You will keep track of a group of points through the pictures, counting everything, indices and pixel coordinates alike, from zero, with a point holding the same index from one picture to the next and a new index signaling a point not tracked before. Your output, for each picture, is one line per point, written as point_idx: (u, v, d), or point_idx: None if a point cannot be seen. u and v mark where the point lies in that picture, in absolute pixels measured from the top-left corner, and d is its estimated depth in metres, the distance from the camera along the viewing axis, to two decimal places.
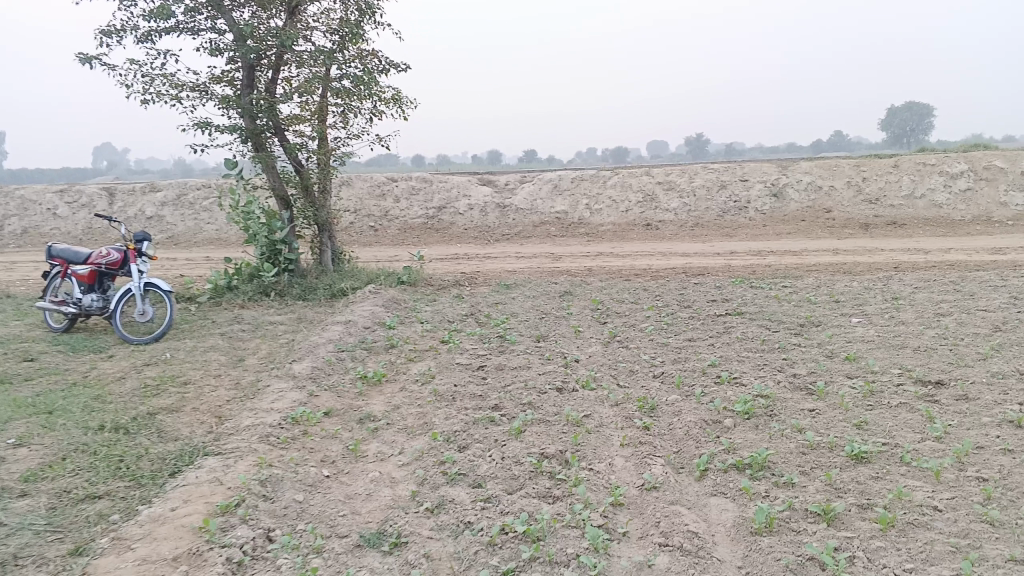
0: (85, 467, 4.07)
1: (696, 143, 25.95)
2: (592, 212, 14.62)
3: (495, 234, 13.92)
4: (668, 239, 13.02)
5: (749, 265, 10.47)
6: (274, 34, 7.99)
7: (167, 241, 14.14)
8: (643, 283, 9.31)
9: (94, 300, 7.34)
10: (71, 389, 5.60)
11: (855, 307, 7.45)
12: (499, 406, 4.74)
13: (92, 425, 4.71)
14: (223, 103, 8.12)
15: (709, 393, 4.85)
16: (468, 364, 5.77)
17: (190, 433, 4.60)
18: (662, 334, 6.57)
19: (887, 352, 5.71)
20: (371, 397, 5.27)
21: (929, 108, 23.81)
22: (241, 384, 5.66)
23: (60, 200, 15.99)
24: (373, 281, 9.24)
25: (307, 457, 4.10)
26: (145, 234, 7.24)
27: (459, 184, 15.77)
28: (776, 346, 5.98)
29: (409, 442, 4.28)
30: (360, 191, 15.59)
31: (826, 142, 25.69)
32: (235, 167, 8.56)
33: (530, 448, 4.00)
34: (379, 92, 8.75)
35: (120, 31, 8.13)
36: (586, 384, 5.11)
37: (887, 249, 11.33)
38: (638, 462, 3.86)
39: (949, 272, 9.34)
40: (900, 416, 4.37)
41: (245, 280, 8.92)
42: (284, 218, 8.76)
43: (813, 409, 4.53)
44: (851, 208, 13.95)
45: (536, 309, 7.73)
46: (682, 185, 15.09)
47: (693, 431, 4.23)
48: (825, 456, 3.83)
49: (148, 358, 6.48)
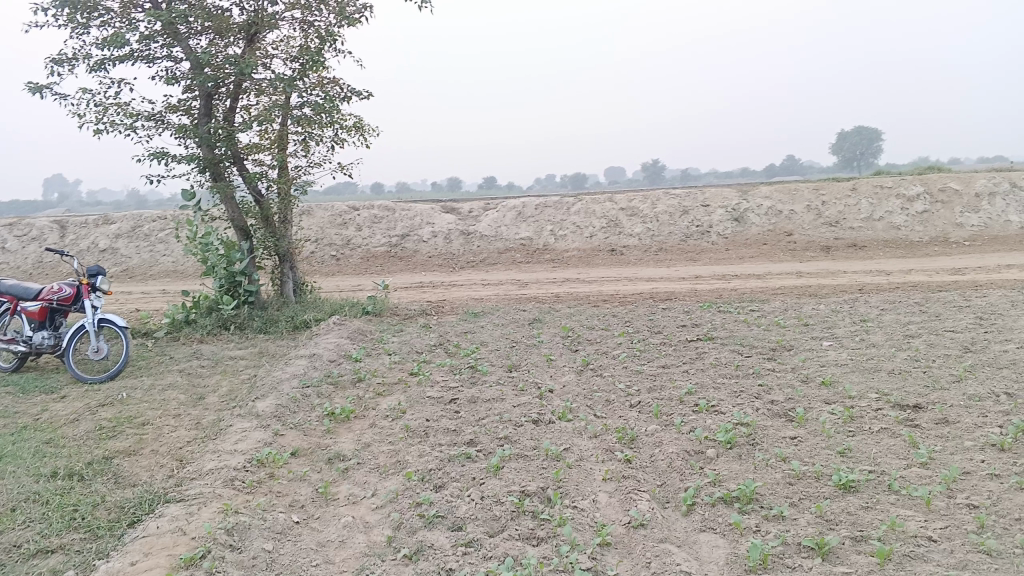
0: (36, 519, 3.82)
1: (654, 169, 26.19)
2: (556, 238, 14.59)
3: (460, 262, 13.78)
4: (634, 265, 13.01)
5: (715, 289, 10.47)
6: (232, 62, 7.82)
7: (121, 275, 13.76)
8: (611, 309, 9.24)
9: (45, 338, 7.05)
10: (21, 433, 5.31)
11: (825, 330, 7.44)
12: (475, 442, 4.59)
13: (44, 472, 4.45)
14: (179, 132, 7.92)
15: (689, 422, 4.75)
16: (439, 397, 5.60)
17: (149, 479, 4.36)
18: (636, 361, 6.47)
19: (862, 376, 5.68)
20: (340, 435, 5.07)
21: (878, 132, 24.35)
22: (202, 424, 5.43)
23: (8, 234, 15.51)
24: (337, 311, 9.03)
25: (275, 502, 3.90)
26: (99, 268, 6.98)
27: (422, 212, 15.62)
28: (751, 372, 5.91)
29: (382, 483, 4.10)
30: (321, 220, 15.37)
31: (780, 166, 26.12)
32: (192, 198, 8.33)
33: (510, 485, 3.85)
34: (340, 119, 8.61)
35: (71, 59, 7.91)
36: (563, 415, 4.97)
37: (850, 271, 11.44)
38: (622, 497, 3.73)
39: (913, 293, 9.42)
40: (883, 442, 4.31)
41: (203, 313, 8.66)
42: (243, 249, 8.53)
43: (794, 436, 4.45)
44: (812, 230, 14.11)
45: (506, 338, 7.59)
46: (645, 211, 15.14)
47: (676, 463, 4.12)
48: (813, 486, 3.74)
49: (102, 398, 6.20)
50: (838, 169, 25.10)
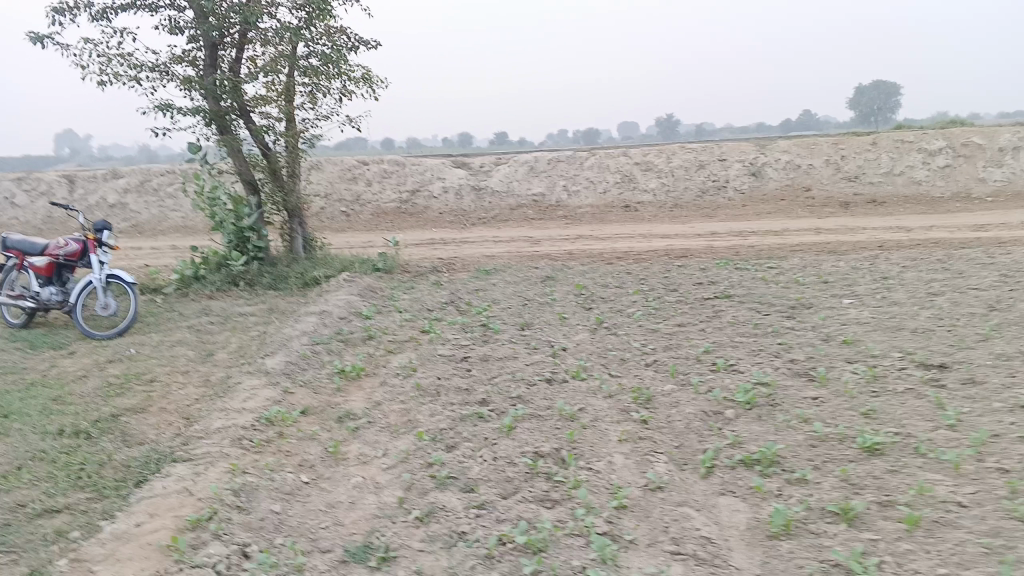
0: (42, 478, 3.75)
1: (667, 124, 25.79)
2: (569, 194, 14.37)
3: (471, 219, 13.61)
4: (648, 221, 12.81)
5: (732, 246, 10.28)
6: (237, 11, 7.60)
7: (131, 230, 13.68)
8: (626, 266, 9.09)
9: (53, 294, 6.97)
10: (29, 390, 5.25)
11: (844, 288, 7.26)
12: (487, 401, 4.49)
13: (51, 430, 4.38)
14: (185, 84, 7.74)
15: (707, 381, 4.62)
16: (451, 355, 5.50)
17: (157, 437, 4.28)
18: (651, 319, 6.34)
19: (885, 335, 5.53)
20: (350, 393, 4.98)
21: (896, 86, 23.82)
22: (211, 382, 5.35)
23: (18, 189, 15.41)
24: (347, 268, 8.91)
25: (283, 462, 3.82)
26: (105, 223, 6.86)
27: (433, 167, 15.42)
28: (770, 331, 5.77)
29: (393, 443, 4.01)
30: (331, 175, 15.18)
31: (795, 122, 25.68)
32: (199, 152, 8.18)
33: (523, 446, 3.75)
34: (348, 70, 8.41)
35: (73, 8, 7.71)
36: (577, 374, 4.86)
37: (869, 228, 11.21)
38: (639, 459, 3.63)
39: (935, 250, 9.21)
40: (908, 403, 4.18)
41: (212, 269, 8.52)
42: (252, 204, 8.38)
43: (816, 397, 4.32)
44: (830, 186, 13.84)
45: (519, 295, 7.47)
46: (660, 166, 14.88)
47: (694, 424, 4.00)
48: (837, 449, 3.62)
49: (111, 354, 6.13)
50: (854, 124, 24.62)
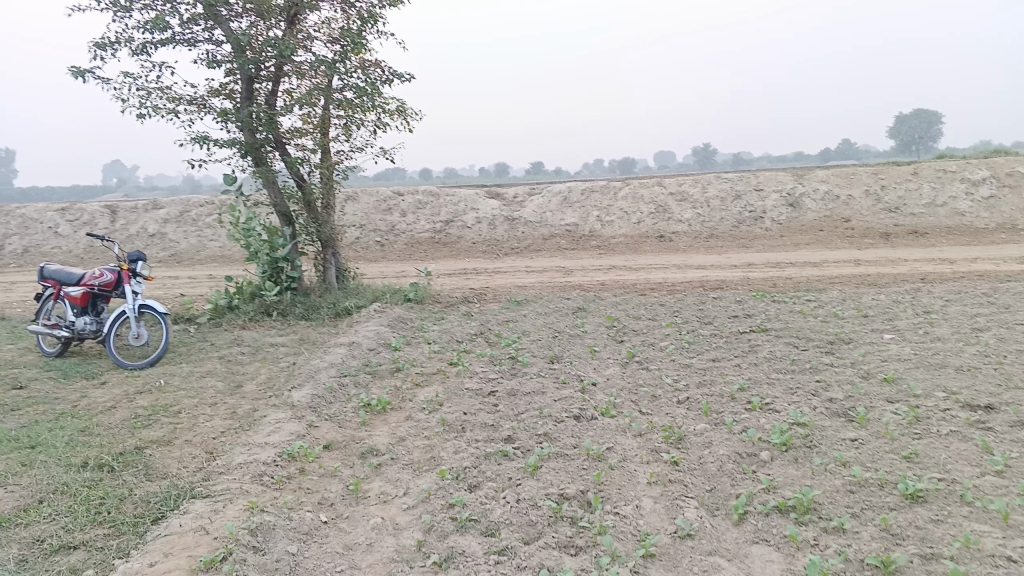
0: (62, 512, 3.72)
1: (704, 153, 25.64)
2: (603, 224, 14.28)
3: (504, 248, 13.57)
4: (683, 252, 12.65)
5: (769, 278, 10.08)
6: (273, 44, 7.68)
7: (169, 259, 13.86)
8: (659, 298, 8.95)
9: (87, 324, 7.02)
10: (58, 420, 5.26)
11: (885, 323, 7.05)
12: (512, 438, 4.38)
13: (75, 463, 4.36)
14: (221, 116, 7.83)
15: (741, 421, 4.47)
16: (478, 389, 5.41)
17: (179, 471, 4.24)
18: (685, 354, 6.20)
19: (928, 372, 5.33)
20: (375, 427, 4.91)
21: (938, 115, 23.43)
22: (237, 414, 5.32)
23: (62, 219, 15.74)
24: (379, 298, 8.89)
25: (303, 500, 3.74)
26: (139, 253, 6.92)
27: (467, 197, 15.45)
28: (807, 367, 5.59)
29: (415, 481, 3.92)
30: (366, 205, 15.28)
31: (834, 151, 25.37)
32: (234, 183, 8.25)
33: (548, 488, 3.63)
34: (382, 103, 8.45)
35: (114, 43, 7.87)
36: (606, 411, 4.74)
37: (911, 259, 10.94)
38: (668, 504, 3.49)
39: (979, 283, 8.95)
40: (953, 446, 3.99)
41: (246, 299, 8.56)
42: (286, 234, 8.42)
43: (855, 438, 4.15)
44: (871, 217, 13.56)
45: (550, 327, 7.37)
46: (696, 196, 14.72)
47: (727, 466, 3.85)
48: (877, 496, 3.45)
49: (141, 385, 6.14)
50: (895, 154, 24.25)
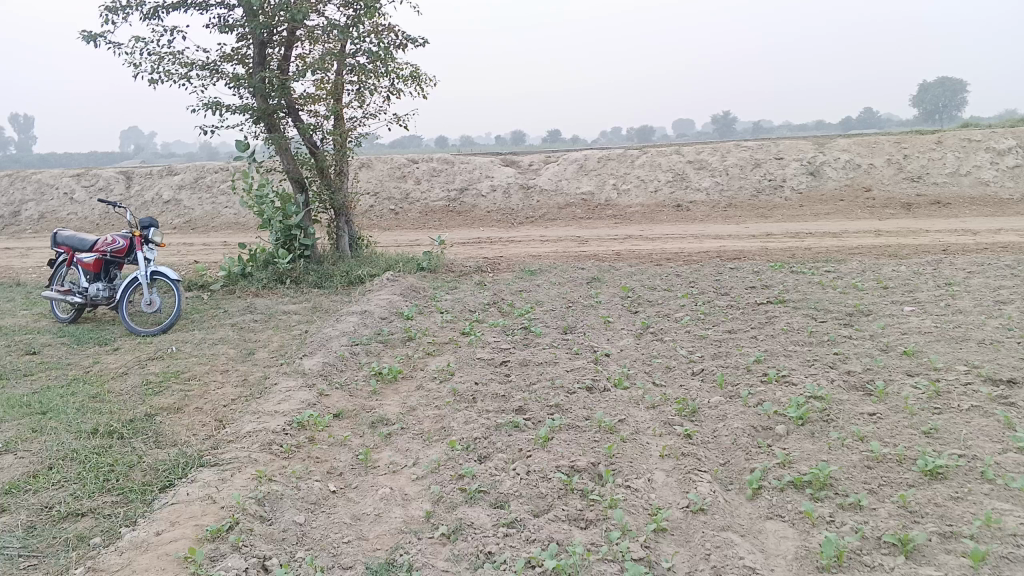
0: (71, 479, 3.71)
1: (723, 121, 25.31)
2: (619, 193, 14.13)
3: (519, 217, 13.45)
4: (700, 221, 12.49)
5: (787, 248, 9.95)
6: (285, 8, 7.55)
7: (184, 226, 13.85)
8: (675, 268, 8.85)
9: (100, 290, 7.00)
10: (70, 386, 5.25)
11: (905, 294, 6.92)
12: (524, 409, 4.33)
13: (85, 429, 4.35)
14: (234, 82, 7.73)
15: (757, 394, 4.39)
16: (490, 360, 5.36)
17: (188, 439, 4.22)
18: (700, 325, 6.11)
19: (949, 346, 5.21)
20: (386, 396, 4.87)
21: (962, 83, 22.95)
22: (248, 382, 5.29)
23: (77, 184, 15.77)
24: (392, 266, 8.84)
25: (312, 469, 3.71)
26: (151, 220, 6.87)
27: (482, 165, 15.32)
28: (826, 340, 5.49)
29: (424, 451, 3.87)
30: (381, 172, 15.18)
31: (856, 119, 25.00)
32: (247, 149, 8.17)
33: (559, 460, 3.57)
34: (396, 69, 8.32)
35: (125, 7, 7.77)
36: (619, 383, 4.68)
37: (933, 230, 10.74)
38: (681, 478, 3.42)
39: (1003, 254, 8.77)
40: (974, 422, 3.89)
41: (260, 266, 8.49)
42: (299, 202, 8.34)
43: (873, 413, 4.06)
44: (892, 186, 13.33)
45: (563, 297, 7.30)
46: (714, 164, 14.51)
47: (741, 439, 3.79)
48: (895, 472, 3.37)
49: (152, 352, 6.12)
50: (918, 122, 23.84)
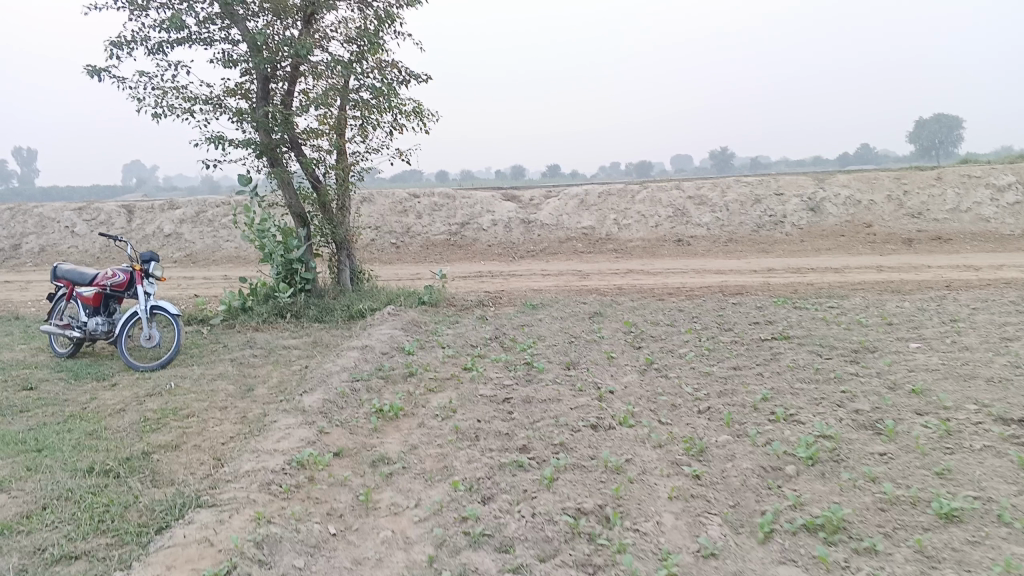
0: (65, 519, 3.63)
1: (721, 157, 25.45)
2: (620, 227, 14.13)
3: (520, 252, 13.43)
4: (701, 256, 12.47)
5: (789, 284, 9.91)
6: (289, 44, 7.59)
7: (184, 259, 13.83)
8: (678, 303, 8.80)
9: (99, 324, 6.94)
10: (66, 423, 5.18)
11: (910, 331, 6.86)
12: (528, 448, 4.25)
13: (81, 468, 4.27)
14: (237, 116, 7.74)
15: (765, 433, 4.31)
16: (493, 396, 5.28)
17: (186, 478, 4.14)
18: (705, 361, 6.04)
19: (957, 384, 5.15)
20: (387, 434, 4.80)
21: (959, 120, 23.11)
22: (247, 419, 5.21)
23: (78, 218, 15.78)
24: (393, 301, 8.80)
25: (312, 510, 3.63)
26: (151, 254, 6.84)
27: (483, 199, 15.34)
28: (832, 377, 5.42)
29: (427, 492, 3.79)
30: (382, 207, 15.20)
31: (853, 155, 25.15)
32: (249, 184, 8.16)
33: (565, 502, 3.49)
34: (399, 104, 8.35)
35: (130, 42, 7.81)
36: (624, 421, 4.61)
37: (934, 266, 10.72)
38: (690, 521, 3.35)
39: (1007, 291, 8.73)
40: (987, 463, 3.82)
41: (260, 300, 8.44)
42: (301, 236, 8.32)
43: (884, 453, 3.99)
44: (893, 222, 13.33)
45: (566, 332, 7.24)
46: (715, 200, 14.54)
47: (751, 480, 3.71)
48: (909, 514, 3.30)
49: (151, 387, 6.04)
50: (916, 158, 23.95)
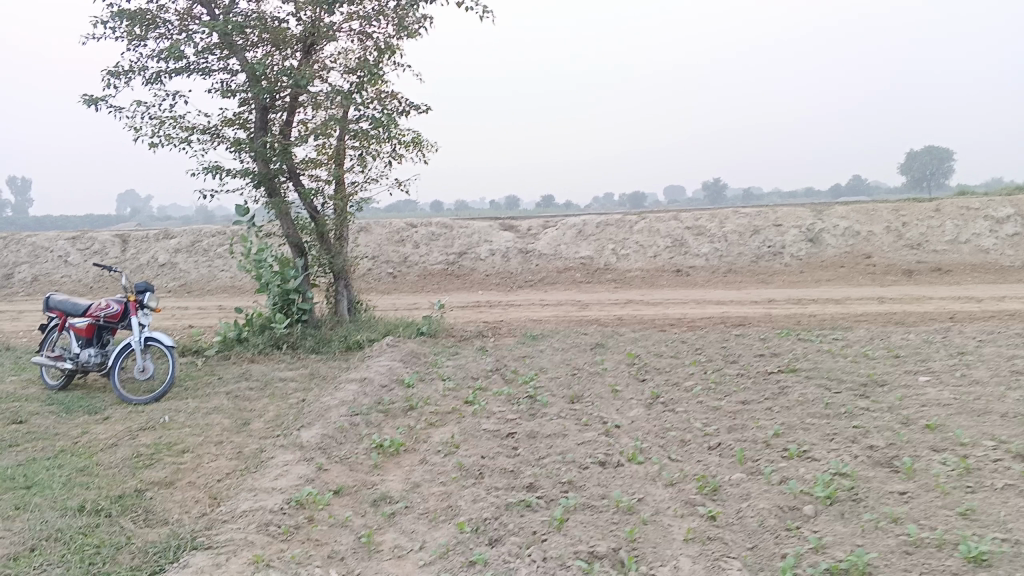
0: (54, 562, 3.47)
1: (715, 188, 25.51)
2: (618, 257, 14.06)
3: (518, 281, 13.34)
4: (701, 287, 12.39)
5: (791, 315, 9.82)
6: (288, 73, 7.52)
7: (179, 289, 13.69)
8: (680, 334, 8.69)
9: (91, 356, 6.78)
10: (56, 458, 5.01)
11: (918, 364, 6.76)
12: (535, 486, 4.11)
13: (71, 506, 4.11)
14: (235, 146, 7.66)
15: (780, 471, 4.19)
16: (496, 432, 5.14)
17: (180, 519, 3.98)
18: (712, 395, 5.92)
19: (972, 419, 5.03)
20: (388, 471, 4.65)
21: (950, 152, 23.23)
22: (243, 455, 5.06)
23: (72, 247, 15.66)
24: (391, 332, 8.66)
25: (312, 553, 3.48)
26: (146, 284, 6.70)
27: (481, 230, 15.28)
28: (843, 412, 5.30)
29: (431, 534, 3.64)
30: (379, 237, 15.11)
31: (846, 186, 25.24)
32: (247, 214, 8.06)
33: (577, 545, 3.35)
34: (399, 134, 8.29)
35: (128, 71, 7.76)
36: (633, 457, 4.47)
37: (936, 297, 10.65)
38: (708, 565, 3.22)
39: (1011, 323, 8.65)
40: (1011, 502, 3.70)
41: (256, 331, 8.31)
42: (298, 266, 8.19)
43: (904, 492, 3.86)
44: (893, 253, 13.29)
45: (568, 364, 7.11)
46: (713, 231, 14.49)
47: (769, 521, 3.58)
48: (937, 558, 3.17)
49: (144, 421, 5.88)
50: (908, 190, 24.03)
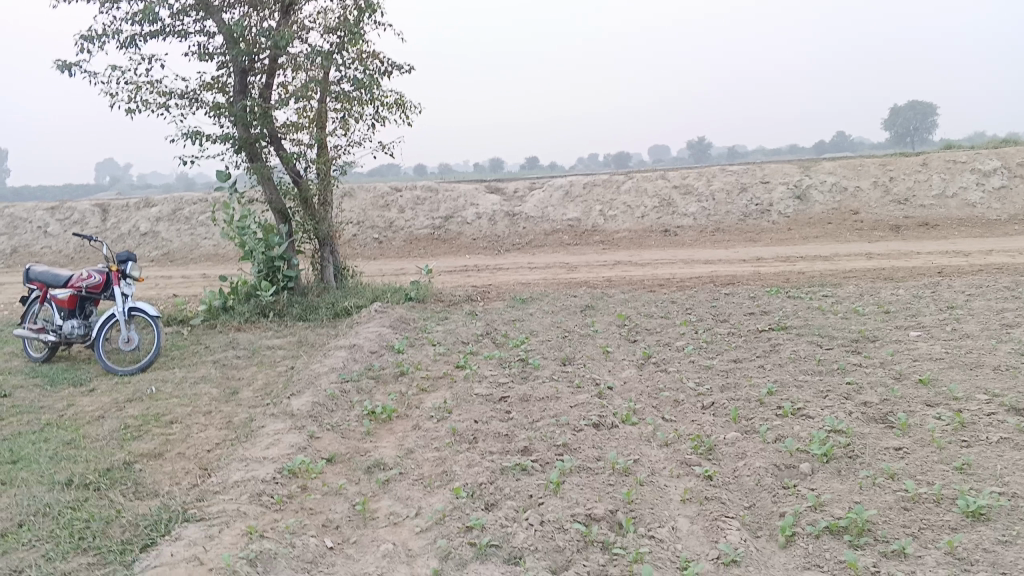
0: (43, 538, 3.41)
1: (699, 147, 25.37)
2: (606, 218, 13.98)
3: (505, 244, 13.23)
4: (689, 246, 12.34)
5: (780, 273, 9.79)
6: (267, 35, 7.33)
7: (162, 259, 13.51)
8: (669, 294, 8.65)
9: (74, 327, 6.66)
10: (42, 432, 4.93)
11: (909, 319, 6.75)
12: (529, 450, 4.07)
13: (59, 481, 4.04)
14: (214, 110, 7.48)
15: (775, 429, 4.17)
16: (489, 396, 5.09)
17: (171, 491, 3.92)
18: (704, 354, 5.89)
19: (964, 373, 5.02)
20: (380, 438, 4.60)
21: (933, 107, 23.15)
22: (232, 424, 4.99)
23: (51, 218, 15.40)
24: (378, 297, 8.57)
25: (307, 522, 3.44)
26: (128, 254, 6.55)
27: (466, 192, 15.12)
28: (835, 368, 5.28)
29: (427, 500, 3.60)
30: (363, 202, 14.94)
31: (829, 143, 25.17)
32: (228, 180, 7.90)
33: (574, 508, 3.32)
34: (381, 95, 8.11)
35: (102, 36, 7.54)
36: (627, 418, 4.45)
37: (924, 252, 10.65)
38: (707, 526, 3.20)
39: (999, 276, 8.66)
40: (1007, 456, 3.69)
41: (241, 299, 8.19)
42: (282, 233, 8.05)
43: (900, 448, 3.85)
44: (880, 209, 13.27)
45: (558, 327, 7.06)
46: (700, 189, 14.41)
47: (766, 480, 3.56)
48: (935, 513, 3.16)
49: (130, 393, 5.79)
50: (892, 146, 23.97)
